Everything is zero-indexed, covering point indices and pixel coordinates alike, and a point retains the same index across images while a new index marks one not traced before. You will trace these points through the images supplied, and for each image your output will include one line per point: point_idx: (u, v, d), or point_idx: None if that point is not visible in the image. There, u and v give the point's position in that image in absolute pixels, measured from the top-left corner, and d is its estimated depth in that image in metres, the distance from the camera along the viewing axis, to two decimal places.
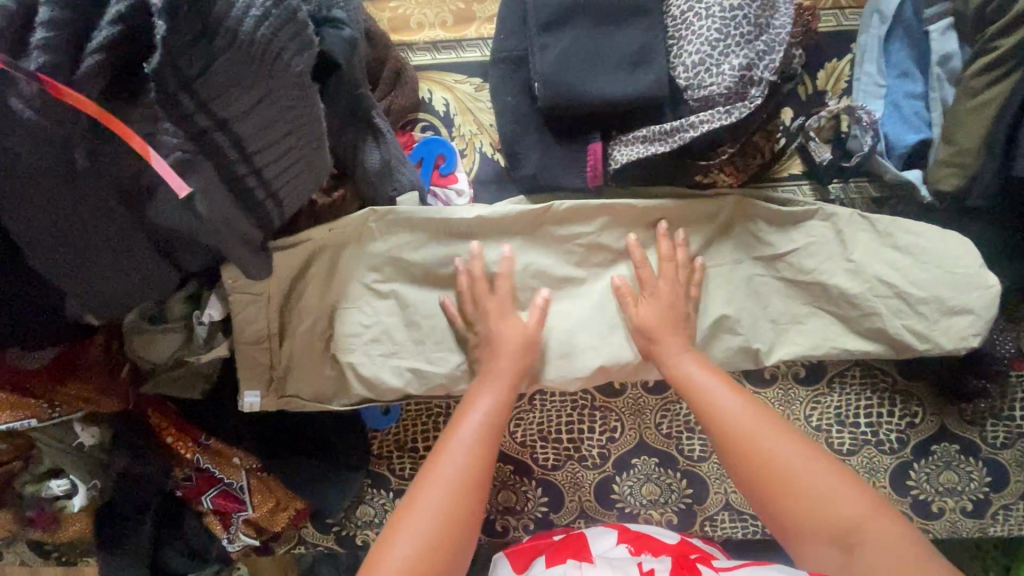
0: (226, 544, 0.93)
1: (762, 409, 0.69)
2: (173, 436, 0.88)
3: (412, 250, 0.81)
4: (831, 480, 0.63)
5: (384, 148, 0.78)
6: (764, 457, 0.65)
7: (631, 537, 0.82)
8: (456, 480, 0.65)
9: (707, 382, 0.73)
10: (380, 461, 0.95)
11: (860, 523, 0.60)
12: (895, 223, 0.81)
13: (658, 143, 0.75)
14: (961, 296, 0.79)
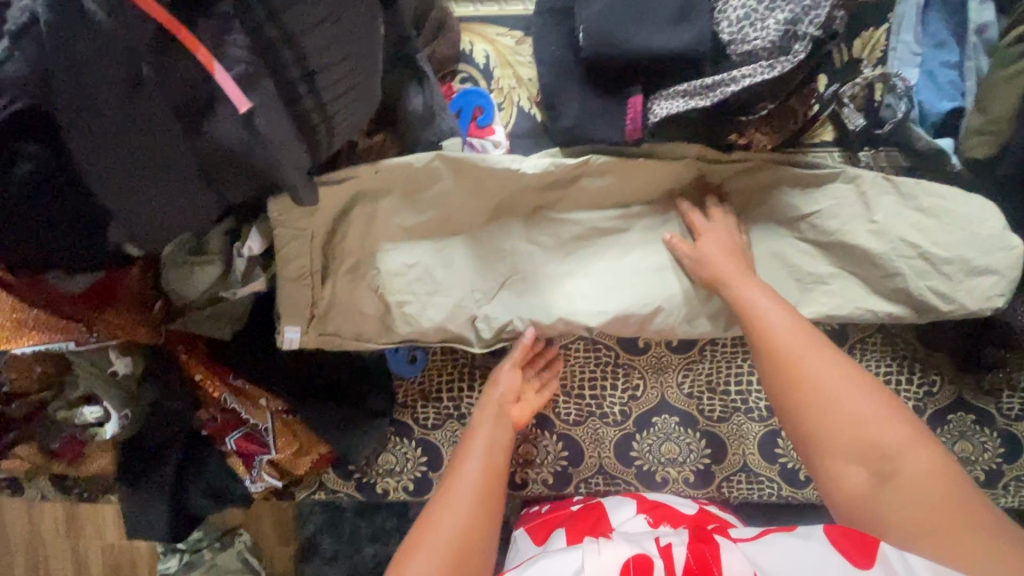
0: (249, 485, 0.94)
1: (817, 334, 0.68)
2: (203, 374, 0.90)
3: (452, 198, 0.83)
4: (877, 408, 0.61)
5: (428, 93, 0.80)
6: (808, 380, 0.64)
7: (649, 507, 0.85)
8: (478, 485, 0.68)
9: (763, 304, 0.73)
10: (404, 409, 0.96)
11: (901, 451, 0.59)
12: (920, 185, 0.83)
13: (698, 98, 0.76)
14: (985, 257, 0.81)
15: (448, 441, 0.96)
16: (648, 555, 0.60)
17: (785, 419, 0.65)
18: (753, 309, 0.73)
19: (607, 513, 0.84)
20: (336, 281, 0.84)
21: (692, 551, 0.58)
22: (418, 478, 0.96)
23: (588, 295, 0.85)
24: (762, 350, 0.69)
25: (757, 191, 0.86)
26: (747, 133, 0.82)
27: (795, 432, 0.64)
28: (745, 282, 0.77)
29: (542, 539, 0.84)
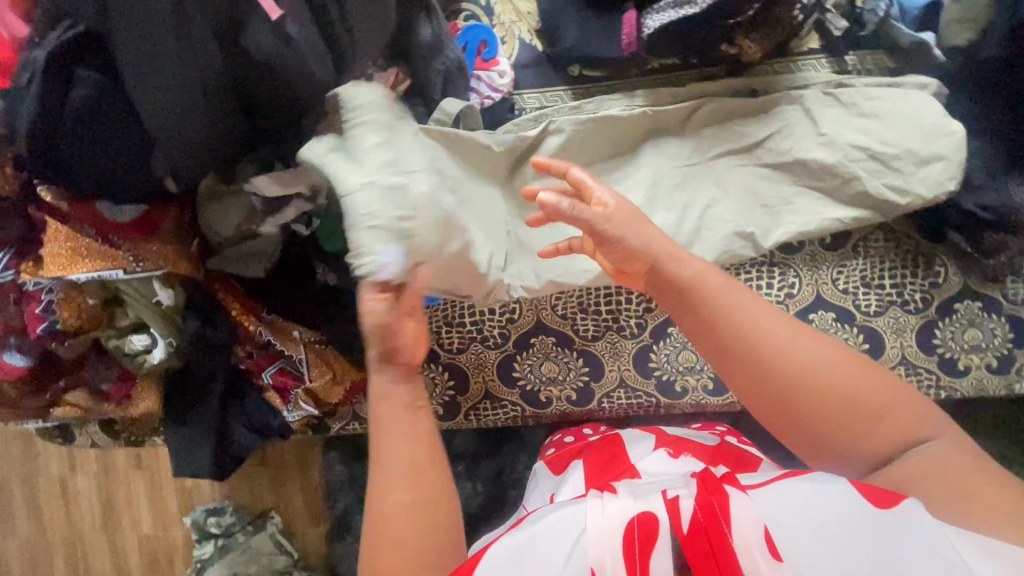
0: (286, 414, 0.99)
1: (800, 326, 0.60)
2: (238, 310, 0.95)
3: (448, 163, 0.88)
4: (880, 398, 0.57)
5: (436, 24, 0.86)
6: (813, 393, 0.57)
7: (667, 442, 0.86)
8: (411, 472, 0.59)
9: (737, 297, 0.61)
10: (429, 335, 1.00)
11: (907, 434, 0.57)
12: (859, 91, 0.88)
13: (686, 7, 0.82)
14: (928, 147, 0.85)
15: (473, 364, 1.01)
16: (654, 513, 0.51)
17: (789, 436, 0.60)
18: (726, 307, 0.61)
19: (624, 448, 0.87)
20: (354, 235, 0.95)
21: (700, 504, 0.50)
22: (448, 400, 1.02)
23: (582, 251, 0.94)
24: (744, 366, 0.59)
25: (744, 105, 0.92)
26: (736, 41, 0.87)
27: (804, 444, 0.59)
28: (697, 261, 0.65)
29: (560, 470, 0.91)
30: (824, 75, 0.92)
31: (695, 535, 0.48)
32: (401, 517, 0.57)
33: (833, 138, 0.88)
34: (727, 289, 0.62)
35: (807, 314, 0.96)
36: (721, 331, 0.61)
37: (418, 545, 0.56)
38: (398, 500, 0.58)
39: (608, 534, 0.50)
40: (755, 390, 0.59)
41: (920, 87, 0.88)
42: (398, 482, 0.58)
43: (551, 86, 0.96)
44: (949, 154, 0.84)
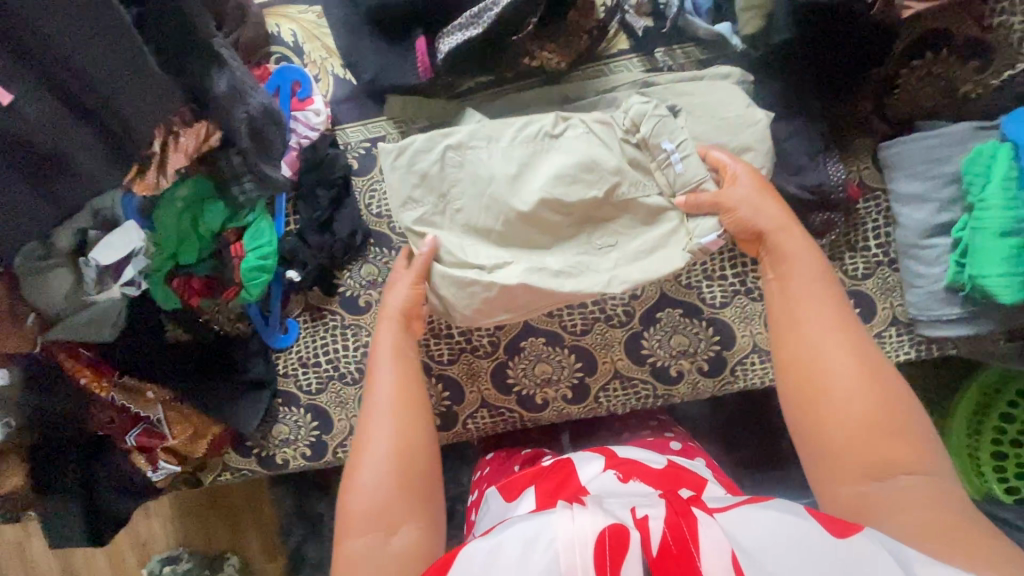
0: (150, 474, 0.98)
1: (855, 333, 0.68)
2: (88, 376, 0.94)
3: (440, 180, 0.83)
4: (887, 417, 0.63)
5: (230, 74, 0.85)
6: (831, 383, 0.65)
7: (617, 463, 0.81)
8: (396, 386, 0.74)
9: (802, 286, 0.73)
10: (287, 379, 1.00)
11: (907, 462, 0.61)
12: (669, 89, 0.87)
13: (473, 27, 0.81)
14: (737, 140, 0.84)
15: (333, 402, 0.99)
16: (624, 524, 0.51)
17: (799, 418, 0.67)
18: (792, 294, 0.73)
19: (575, 470, 0.80)
20: (191, 294, 0.94)
21: (670, 525, 0.50)
22: (313, 442, 1.00)
23: (585, 261, 0.83)
24: (790, 345, 0.70)
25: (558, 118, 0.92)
26: (535, 53, 0.87)
27: (807, 429, 0.66)
28: (802, 253, 0.75)
29: (513, 497, 0.80)
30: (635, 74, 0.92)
31: (667, 559, 0.49)
32: (369, 493, 0.66)
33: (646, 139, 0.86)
34: (804, 276, 0.73)
35: (653, 313, 0.97)
36: (787, 309, 0.72)
37: (399, 437, 0.70)
38: (372, 477, 0.67)
39: (580, 542, 0.49)
40: (791, 364, 0.69)
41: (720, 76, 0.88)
42: (374, 448, 0.69)
43: (370, 117, 0.96)
44: (757, 144, 0.83)
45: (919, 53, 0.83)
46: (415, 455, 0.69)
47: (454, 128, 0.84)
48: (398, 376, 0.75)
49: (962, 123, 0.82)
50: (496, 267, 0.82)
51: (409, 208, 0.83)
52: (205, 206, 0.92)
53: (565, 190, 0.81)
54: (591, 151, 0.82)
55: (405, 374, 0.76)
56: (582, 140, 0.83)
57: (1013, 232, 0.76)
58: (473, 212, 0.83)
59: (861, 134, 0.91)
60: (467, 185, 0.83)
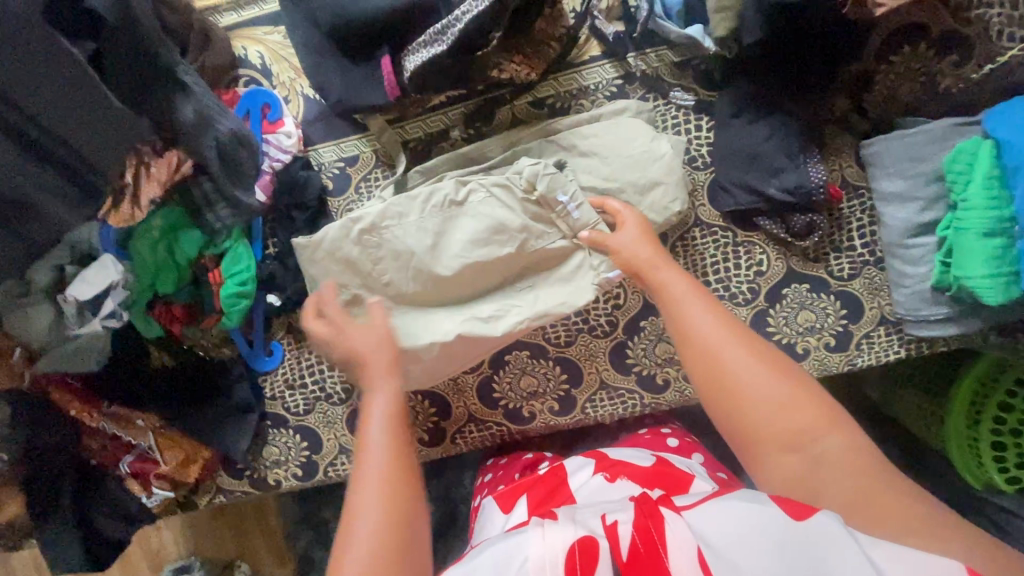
0: (146, 500, 0.99)
1: (735, 322, 0.65)
2: (77, 408, 0.95)
3: (364, 262, 0.87)
4: (793, 393, 0.60)
5: (195, 101, 0.84)
6: (733, 379, 0.62)
7: (607, 466, 0.82)
8: (386, 466, 0.63)
9: (683, 295, 0.68)
10: (275, 401, 1.00)
11: (818, 428, 0.60)
12: (574, 132, 0.89)
13: (437, 44, 0.80)
14: (643, 181, 0.86)
15: (322, 422, 1.00)
16: (593, 535, 0.51)
17: (716, 418, 0.63)
18: (676, 300, 0.68)
19: (566, 479, 0.82)
20: (173, 320, 0.95)
21: (639, 528, 0.50)
22: (304, 462, 1.01)
23: (510, 306, 0.88)
24: (686, 349, 0.65)
25: (526, 131, 0.91)
26: (502, 66, 0.86)
27: (730, 430, 0.63)
28: (660, 262, 0.73)
29: (509, 507, 0.82)
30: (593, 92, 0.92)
31: (636, 563, 0.49)
32: (362, 561, 0.56)
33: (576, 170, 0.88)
34: (675, 284, 0.70)
35: (637, 322, 0.96)
36: (670, 315, 0.68)
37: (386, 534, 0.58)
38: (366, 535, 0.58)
39: (550, 563, 0.49)
40: (694, 365, 0.64)
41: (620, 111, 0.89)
42: (368, 502, 0.60)
43: (343, 136, 0.95)
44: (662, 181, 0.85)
45: (899, 47, 0.82)
46: (405, 551, 0.58)
47: (362, 211, 0.87)
48: (392, 418, 0.68)
49: (945, 120, 0.81)
50: (425, 332, 0.86)
51: (337, 292, 0.88)
52: (180, 234, 0.91)
53: (481, 252, 0.86)
54: (496, 215, 0.86)
55: (396, 416, 0.68)
56: (485, 205, 0.87)
57: (996, 232, 0.75)
58: (402, 284, 0.88)
59: (843, 131, 0.90)
60: (389, 261, 0.87)
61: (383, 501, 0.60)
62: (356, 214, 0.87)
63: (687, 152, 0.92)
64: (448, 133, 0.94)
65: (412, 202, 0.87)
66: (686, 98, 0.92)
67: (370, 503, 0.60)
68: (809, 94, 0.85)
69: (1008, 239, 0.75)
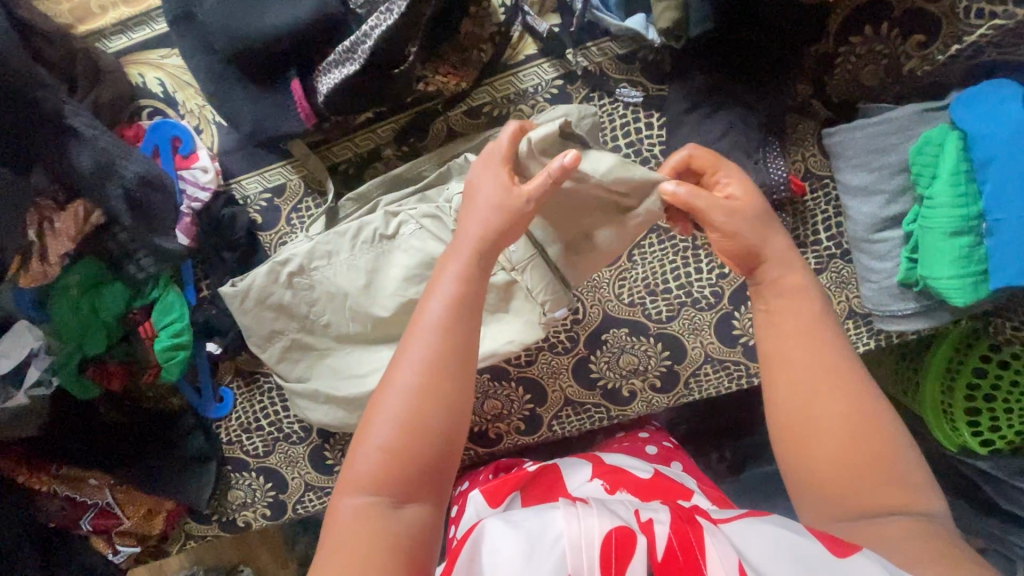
0: (113, 556, 0.98)
1: (840, 353, 0.57)
2: (25, 474, 0.91)
3: (299, 305, 0.83)
4: (876, 450, 0.54)
5: (91, 147, 0.76)
6: (818, 416, 0.55)
7: (605, 472, 0.80)
8: (433, 330, 0.56)
9: (784, 308, 0.59)
10: (232, 446, 0.96)
11: (897, 501, 0.52)
12: None
13: (349, 63, 0.72)
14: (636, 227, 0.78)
15: (284, 462, 0.97)
16: (630, 527, 0.48)
17: (786, 459, 0.57)
18: (779, 310, 0.59)
19: (562, 479, 0.81)
20: (109, 378, 0.89)
21: (675, 531, 0.48)
22: (271, 502, 0.98)
23: None
24: (779, 370, 0.58)
25: (464, 146, 0.84)
26: (426, 79, 0.77)
27: (796, 464, 0.56)
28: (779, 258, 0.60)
29: (499, 502, 0.78)
30: (537, 93, 0.84)
31: (671, 567, 0.47)
32: (360, 487, 0.52)
33: None
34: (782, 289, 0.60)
35: (598, 336, 0.92)
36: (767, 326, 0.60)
37: (414, 407, 0.53)
38: (374, 457, 0.52)
39: (585, 543, 0.47)
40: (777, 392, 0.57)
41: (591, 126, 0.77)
42: (380, 422, 0.53)
43: (265, 165, 0.87)
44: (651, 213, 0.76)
45: (857, 28, 0.77)
46: (430, 437, 0.53)
47: (289, 252, 0.81)
48: (442, 328, 0.56)
49: (909, 107, 0.75)
50: (371, 374, 0.84)
51: (276, 339, 0.84)
52: (102, 290, 0.85)
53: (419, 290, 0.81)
54: (428, 249, 0.80)
55: (450, 333, 0.56)
56: (417, 238, 0.81)
57: (962, 231, 0.70)
58: (343, 323, 0.84)
59: (804, 117, 0.83)
60: (329, 301, 0.83)
61: (421, 368, 0.54)
62: (285, 256, 0.81)
63: (639, 153, 0.85)
64: (379, 153, 0.87)
65: (344, 240, 0.81)
66: (633, 94, 0.84)
67: (404, 369, 0.54)
68: (763, 82, 0.78)
69: (976, 237, 0.70)
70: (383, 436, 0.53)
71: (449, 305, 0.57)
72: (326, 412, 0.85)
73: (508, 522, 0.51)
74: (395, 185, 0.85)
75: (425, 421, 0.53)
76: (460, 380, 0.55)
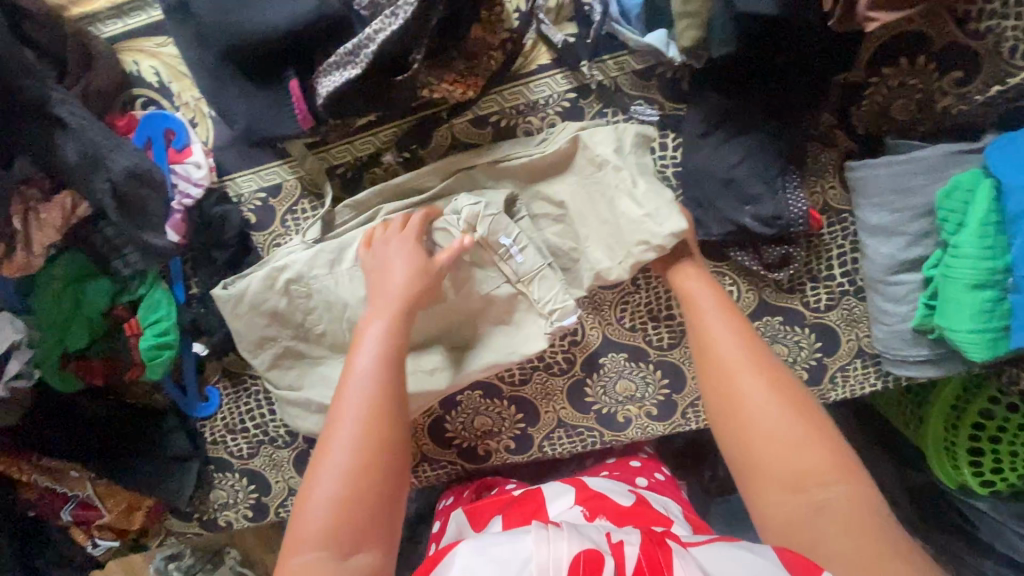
0: (92, 549, 0.96)
1: (757, 346, 0.65)
2: (5, 463, 0.90)
3: (292, 313, 0.80)
4: (803, 427, 0.59)
5: (79, 138, 0.73)
6: (747, 401, 0.61)
7: (587, 498, 0.77)
8: (369, 381, 0.61)
9: (711, 318, 0.69)
10: (216, 446, 0.95)
11: (825, 480, 0.55)
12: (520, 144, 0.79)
13: (350, 66, 0.68)
14: (618, 246, 0.77)
15: (268, 465, 0.95)
16: (600, 549, 0.46)
17: (726, 449, 0.62)
18: (702, 314, 0.70)
19: (544, 504, 0.78)
20: (92, 375, 0.87)
21: (645, 552, 0.46)
22: (254, 503, 0.97)
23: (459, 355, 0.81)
24: (706, 365, 0.66)
25: (466, 156, 0.80)
26: (428, 85, 0.73)
27: (734, 453, 0.61)
28: (700, 286, 0.72)
29: (482, 524, 0.78)
30: (549, 106, 0.80)
31: None
32: (309, 543, 0.53)
33: (529, 209, 0.81)
34: (707, 313, 0.69)
35: (595, 359, 0.89)
36: (692, 329, 0.70)
37: (356, 454, 0.57)
38: (336, 483, 0.56)
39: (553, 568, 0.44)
40: (710, 389, 0.65)
41: (640, 136, 0.76)
42: (325, 477, 0.56)
43: (261, 163, 0.84)
44: (648, 233, 0.73)
45: (891, 59, 0.72)
46: (375, 479, 0.57)
47: (287, 258, 0.79)
48: (378, 377, 0.62)
49: (940, 148, 0.71)
50: None
51: (266, 346, 0.81)
52: (87, 284, 0.82)
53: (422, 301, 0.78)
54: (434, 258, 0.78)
55: (383, 381, 0.62)
56: (423, 246, 0.78)
57: (986, 283, 0.66)
58: (335, 333, 0.81)
59: (826, 149, 0.79)
60: (321, 310, 0.80)
61: (362, 416, 0.59)
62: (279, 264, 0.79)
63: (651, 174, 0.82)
64: (380, 158, 0.83)
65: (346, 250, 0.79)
66: (649, 113, 0.80)
67: (347, 420, 0.59)
68: (785, 110, 0.74)
69: (1000, 290, 0.66)
70: (330, 488, 0.55)
71: (382, 356, 0.63)
72: (316, 420, 0.82)
73: (478, 548, 0.48)
74: (393, 195, 0.82)
75: (369, 467, 0.57)
76: (399, 420, 0.61)
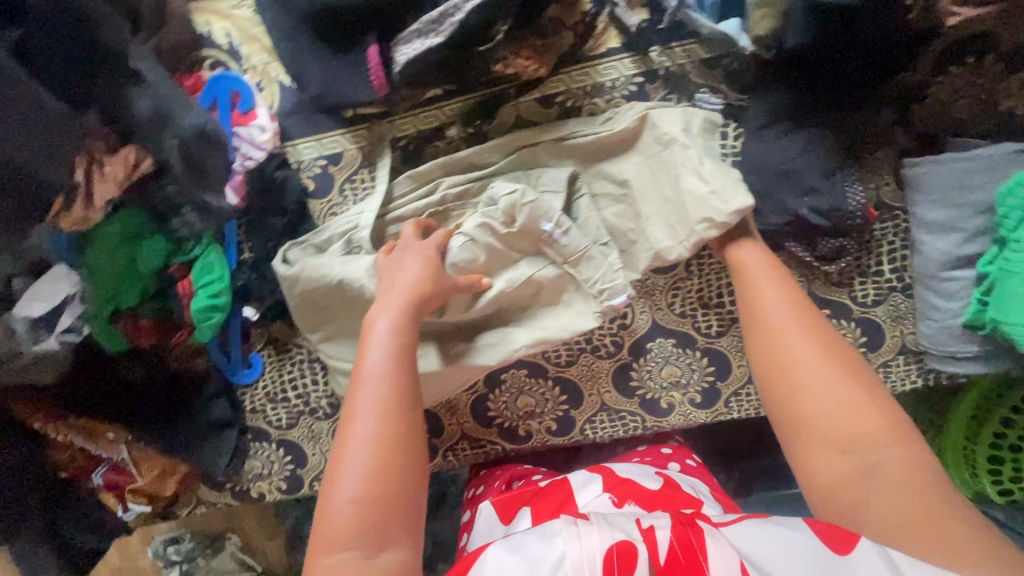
0: (122, 514, 0.95)
1: (809, 312, 0.65)
2: (41, 421, 0.90)
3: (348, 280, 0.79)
4: (860, 395, 0.59)
5: (152, 93, 0.73)
6: (800, 367, 0.62)
7: (615, 484, 0.77)
8: (377, 383, 0.61)
9: (762, 285, 0.68)
10: (255, 415, 0.94)
11: (879, 446, 0.57)
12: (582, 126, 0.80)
13: (431, 35, 0.69)
14: (680, 226, 0.76)
15: (306, 437, 0.94)
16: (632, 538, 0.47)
17: (775, 414, 0.63)
18: (753, 282, 0.69)
19: (571, 494, 0.78)
20: (140, 335, 0.86)
21: (677, 535, 0.48)
22: (288, 476, 0.96)
23: (510, 331, 0.80)
24: (756, 332, 0.66)
25: (531, 133, 0.81)
26: (505, 59, 0.74)
27: (785, 420, 0.62)
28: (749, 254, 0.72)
29: (510, 516, 0.78)
30: (615, 88, 0.82)
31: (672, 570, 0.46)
32: (336, 541, 0.54)
33: (590, 189, 0.82)
34: (759, 281, 0.69)
35: (642, 344, 0.90)
36: (742, 295, 0.70)
37: (372, 454, 0.57)
38: (350, 491, 0.56)
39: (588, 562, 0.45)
40: (761, 355, 0.65)
41: (707, 120, 0.77)
42: (347, 476, 0.56)
43: (324, 131, 0.85)
44: (712, 211, 0.72)
45: (951, 60, 0.75)
46: (395, 472, 0.57)
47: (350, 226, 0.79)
48: (386, 377, 0.62)
49: (999, 147, 0.73)
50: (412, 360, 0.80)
51: (322, 313, 0.81)
52: (141, 243, 0.81)
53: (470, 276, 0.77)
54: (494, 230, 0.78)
55: (393, 379, 0.62)
56: (484, 219, 0.78)
57: None
58: None
59: (884, 146, 0.80)
60: None
61: (377, 414, 0.59)
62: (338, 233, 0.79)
63: None
64: (443, 132, 0.84)
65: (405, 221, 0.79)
66: (713, 101, 0.81)
67: (363, 418, 0.59)
68: (849, 103, 0.76)
69: None
70: (352, 487, 0.56)
71: (391, 355, 0.63)
72: None
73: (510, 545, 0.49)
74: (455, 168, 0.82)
75: (388, 464, 0.57)
76: (413, 414, 0.61)
